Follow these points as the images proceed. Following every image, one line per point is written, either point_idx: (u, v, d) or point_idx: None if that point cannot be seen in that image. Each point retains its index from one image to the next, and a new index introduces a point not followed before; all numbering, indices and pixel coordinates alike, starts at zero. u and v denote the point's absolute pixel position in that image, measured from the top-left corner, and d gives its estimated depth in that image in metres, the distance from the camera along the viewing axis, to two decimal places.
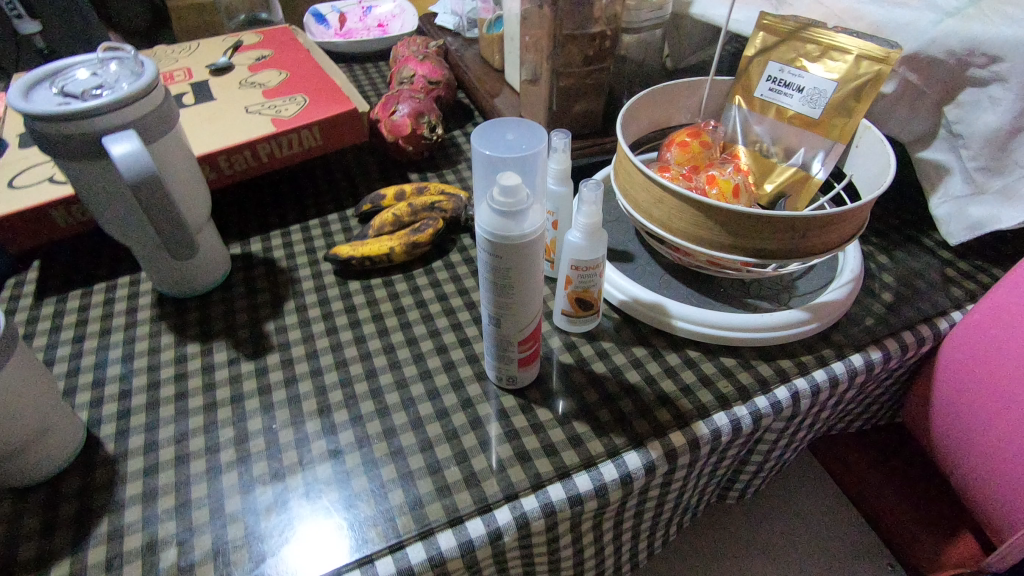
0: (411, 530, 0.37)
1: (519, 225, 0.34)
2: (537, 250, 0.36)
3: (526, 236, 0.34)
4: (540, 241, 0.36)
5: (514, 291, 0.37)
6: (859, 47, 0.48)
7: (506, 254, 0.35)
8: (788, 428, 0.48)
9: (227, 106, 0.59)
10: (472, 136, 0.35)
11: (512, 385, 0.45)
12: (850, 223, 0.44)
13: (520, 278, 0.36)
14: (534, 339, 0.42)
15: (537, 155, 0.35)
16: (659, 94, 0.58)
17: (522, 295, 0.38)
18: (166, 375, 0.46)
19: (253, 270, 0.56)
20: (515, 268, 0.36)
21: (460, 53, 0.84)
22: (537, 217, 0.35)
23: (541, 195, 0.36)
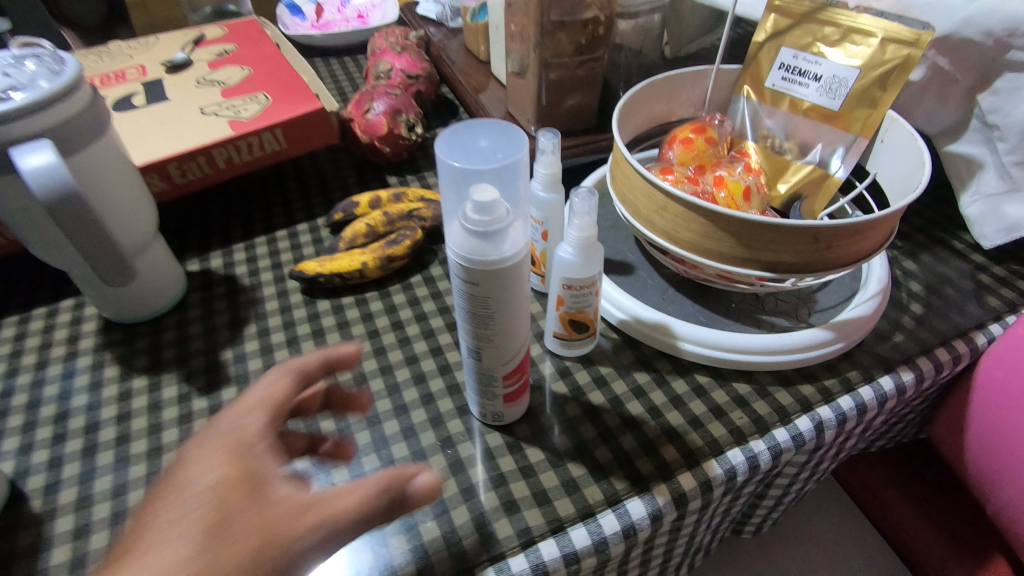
0: None
1: (499, 250, 0.29)
2: (520, 277, 0.30)
3: (509, 262, 0.29)
4: (523, 265, 0.30)
5: (496, 322, 0.32)
6: (885, 29, 0.42)
7: (485, 283, 0.30)
8: (809, 461, 0.43)
9: (181, 107, 0.53)
10: (437, 143, 0.30)
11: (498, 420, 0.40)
12: (881, 230, 0.38)
13: (502, 309, 0.31)
14: (523, 369, 0.37)
15: (519, 164, 0.29)
16: (659, 87, 0.52)
17: (505, 326, 0.32)
18: (107, 416, 0.41)
19: (212, 289, 0.50)
20: (495, 297, 0.30)
21: (443, 44, 0.79)
22: (518, 237, 0.29)
23: (523, 211, 0.31)
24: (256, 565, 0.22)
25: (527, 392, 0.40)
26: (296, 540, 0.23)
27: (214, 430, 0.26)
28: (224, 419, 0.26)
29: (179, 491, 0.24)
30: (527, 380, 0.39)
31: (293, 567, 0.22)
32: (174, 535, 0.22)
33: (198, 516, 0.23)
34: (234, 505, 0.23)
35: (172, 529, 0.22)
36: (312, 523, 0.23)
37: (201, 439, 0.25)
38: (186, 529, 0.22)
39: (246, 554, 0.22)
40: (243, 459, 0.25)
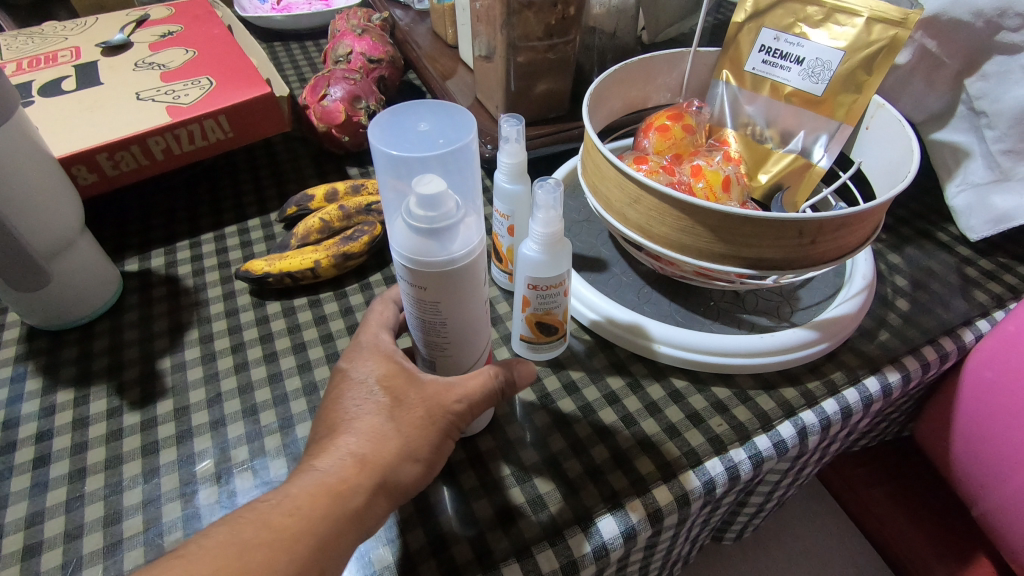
0: None
1: (449, 249, 0.25)
2: (476, 279, 0.27)
3: (461, 262, 0.26)
4: (477, 265, 0.27)
5: (451, 327, 0.29)
6: (870, 8, 0.40)
7: (436, 287, 0.27)
8: (792, 467, 0.41)
9: (114, 92, 0.49)
10: (371, 129, 0.26)
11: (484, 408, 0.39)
12: (867, 223, 0.35)
13: (457, 315, 0.28)
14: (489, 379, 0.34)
15: (465, 151, 0.26)
16: (633, 71, 0.49)
17: (462, 331, 0.29)
18: (26, 434, 0.37)
19: (151, 291, 0.46)
20: (449, 302, 0.27)
21: (410, 28, 0.75)
22: (470, 234, 0.26)
23: (475, 204, 0.27)
24: (434, 422, 0.28)
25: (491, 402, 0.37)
26: (454, 406, 0.29)
27: (358, 346, 0.31)
28: (363, 338, 0.31)
29: (354, 385, 0.29)
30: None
31: (452, 427, 0.29)
32: (368, 412, 0.28)
33: (375, 400, 0.28)
34: (400, 390, 0.29)
35: (365, 409, 0.28)
36: (457, 392, 0.29)
37: (350, 354, 0.31)
38: (372, 407, 0.28)
39: (421, 418, 0.28)
40: (393, 358, 0.30)
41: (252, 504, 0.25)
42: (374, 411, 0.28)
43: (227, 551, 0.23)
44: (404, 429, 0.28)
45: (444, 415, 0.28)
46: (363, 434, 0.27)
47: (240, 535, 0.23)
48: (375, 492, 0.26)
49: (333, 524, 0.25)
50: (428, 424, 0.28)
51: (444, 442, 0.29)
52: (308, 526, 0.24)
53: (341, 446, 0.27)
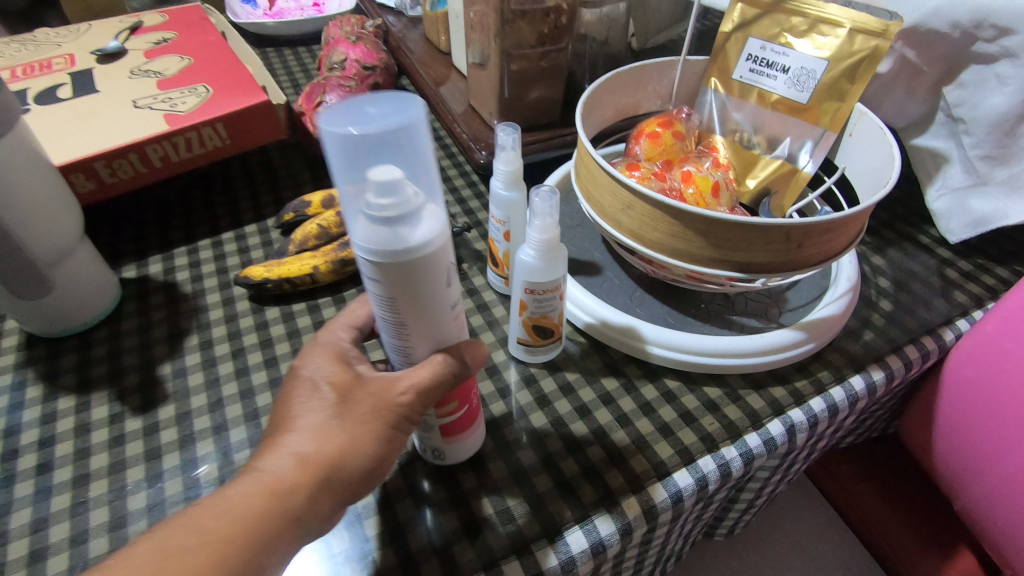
0: None
1: (412, 235, 0.25)
2: (441, 270, 0.27)
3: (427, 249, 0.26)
4: (440, 256, 0.27)
5: (418, 323, 0.28)
6: (852, 19, 0.41)
7: (391, 285, 0.26)
8: (782, 463, 0.42)
9: (111, 100, 0.49)
10: (320, 118, 0.26)
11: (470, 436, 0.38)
12: (852, 227, 0.37)
13: (415, 317, 0.28)
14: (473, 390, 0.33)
15: (415, 133, 0.26)
16: (625, 79, 0.50)
17: (430, 327, 0.29)
18: (28, 441, 0.37)
19: (150, 297, 0.46)
20: (407, 303, 0.27)
21: (402, 34, 0.75)
22: (431, 222, 0.26)
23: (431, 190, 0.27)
24: (381, 417, 0.28)
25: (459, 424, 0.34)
26: (399, 400, 0.28)
27: (351, 339, 0.32)
28: (360, 331, 0.32)
29: (305, 383, 0.29)
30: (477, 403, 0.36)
31: (400, 420, 0.29)
32: (318, 411, 0.28)
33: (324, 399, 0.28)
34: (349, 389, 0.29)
35: (315, 407, 0.28)
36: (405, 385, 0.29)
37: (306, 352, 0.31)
38: (319, 406, 0.28)
39: (368, 415, 0.28)
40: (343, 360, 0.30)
41: (207, 501, 0.26)
42: (322, 410, 0.28)
43: (174, 556, 0.23)
44: (350, 426, 0.28)
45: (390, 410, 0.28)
46: (309, 435, 0.27)
47: (187, 538, 0.24)
48: (323, 489, 0.26)
49: (280, 523, 0.25)
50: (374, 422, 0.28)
51: (395, 435, 0.29)
52: (251, 528, 0.24)
53: (287, 448, 0.27)
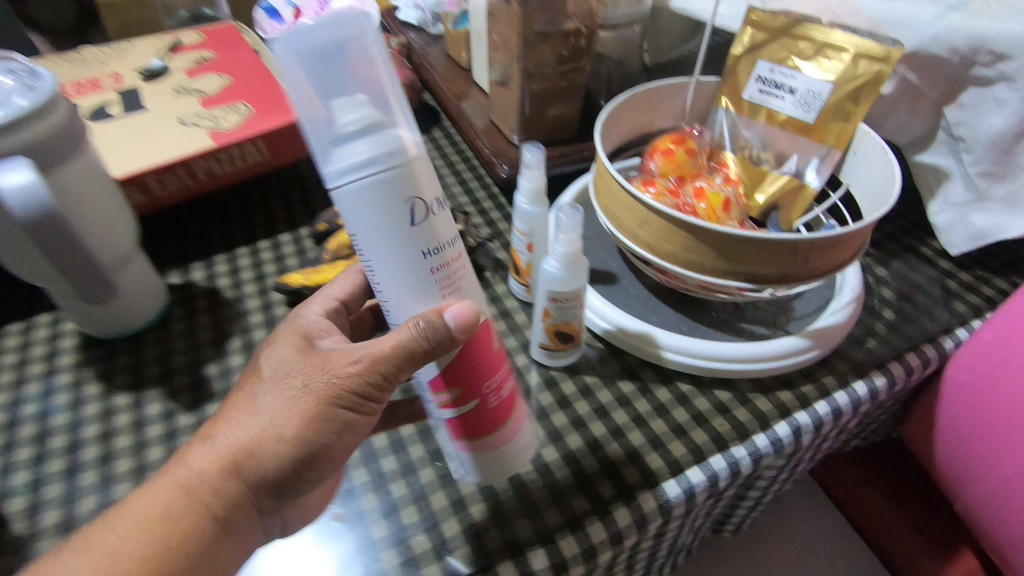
0: (394, 568, 0.34)
1: (363, 152, 0.26)
2: (400, 198, 0.27)
3: (383, 167, 0.26)
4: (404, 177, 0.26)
5: (396, 262, 0.28)
6: (856, 45, 0.44)
7: (353, 218, 0.27)
8: (788, 463, 0.44)
9: (159, 117, 0.52)
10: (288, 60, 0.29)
11: (519, 457, 0.36)
12: (855, 242, 0.39)
13: (386, 253, 0.28)
14: (488, 386, 0.32)
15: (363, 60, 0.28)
16: (640, 98, 0.53)
17: (408, 268, 0.29)
18: (89, 435, 0.40)
19: (194, 302, 0.50)
20: (376, 237, 0.28)
21: (425, 51, 0.79)
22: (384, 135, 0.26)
23: (397, 112, 0.28)
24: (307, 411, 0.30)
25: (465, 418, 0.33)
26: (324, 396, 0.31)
27: None
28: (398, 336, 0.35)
29: (258, 376, 0.33)
30: (511, 411, 0.34)
31: (330, 413, 0.31)
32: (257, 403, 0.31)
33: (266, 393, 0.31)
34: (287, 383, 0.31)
35: (257, 399, 0.31)
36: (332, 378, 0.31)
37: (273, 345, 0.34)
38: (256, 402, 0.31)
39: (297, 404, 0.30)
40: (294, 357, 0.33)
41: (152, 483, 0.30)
42: (263, 398, 0.31)
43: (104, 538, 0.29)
44: (278, 418, 0.30)
45: (317, 405, 0.30)
46: (242, 429, 0.30)
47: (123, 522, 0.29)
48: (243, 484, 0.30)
49: (196, 519, 0.29)
50: (301, 416, 0.30)
51: (329, 424, 0.31)
52: (174, 520, 0.29)
53: (215, 441, 0.31)
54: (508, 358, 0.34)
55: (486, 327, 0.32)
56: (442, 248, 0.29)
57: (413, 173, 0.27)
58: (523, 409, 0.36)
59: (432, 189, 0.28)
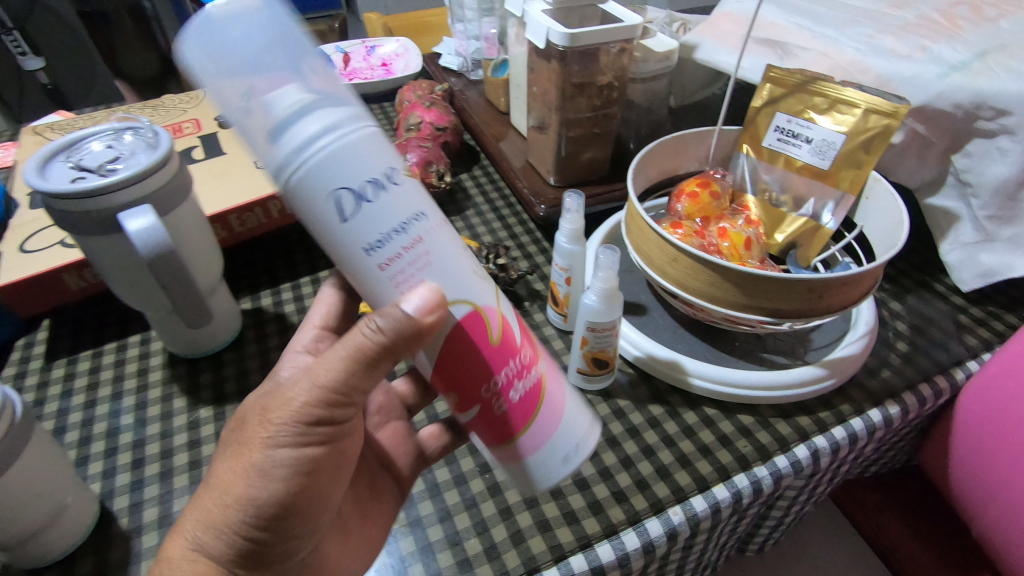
0: (450, 565, 0.39)
1: (277, 153, 0.27)
2: (320, 192, 0.27)
3: (293, 161, 0.27)
4: (326, 166, 0.27)
5: (336, 250, 0.30)
6: (866, 101, 0.48)
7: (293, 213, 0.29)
8: (808, 484, 0.48)
9: (238, 161, 0.59)
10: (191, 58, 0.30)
11: (556, 467, 0.35)
12: (866, 281, 0.43)
13: (327, 242, 0.29)
14: (485, 389, 0.33)
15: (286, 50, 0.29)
16: (668, 145, 0.58)
17: (350, 257, 0.30)
18: (179, 442, 0.46)
19: (264, 326, 0.55)
20: (313, 227, 0.29)
21: (464, 95, 0.85)
22: (307, 125, 0.27)
23: (322, 91, 0.29)
24: (255, 460, 0.31)
25: (477, 415, 0.34)
26: (268, 440, 0.31)
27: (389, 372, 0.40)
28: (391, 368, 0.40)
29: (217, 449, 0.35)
30: (529, 411, 0.33)
31: (275, 455, 0.31)
32: (214, 472, 0.33)
33: (219, 460, 0.33)
34: (239, 443, 0.33)
35: (214, 468, 0.33)
36: (275, 422, 0.32)
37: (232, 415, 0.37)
38: (212, 473, 0.33)
39: (248, 457, 0.31)
40: (240, 423, 0.35)
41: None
42: (219, 464, 0.33)
43: None
44: (232, 475, 0.31)
45: (261, 455, 0.31)
46: (202, 502, 0.32)
47: None
48: (221, 545, 0.31)
49: None
50: (248, 471, 0.31)
51: (283, 467, 0.31)
52: None
53: (185, 519, 0.32)
54: (518, 350, 0.33)
55: (475, 320, 0.31)
56: (389, 237, 0.29)
57: (326, 159, 0.27)
58: (557, 403, 0.34)
59: (360, 173, 0.28)
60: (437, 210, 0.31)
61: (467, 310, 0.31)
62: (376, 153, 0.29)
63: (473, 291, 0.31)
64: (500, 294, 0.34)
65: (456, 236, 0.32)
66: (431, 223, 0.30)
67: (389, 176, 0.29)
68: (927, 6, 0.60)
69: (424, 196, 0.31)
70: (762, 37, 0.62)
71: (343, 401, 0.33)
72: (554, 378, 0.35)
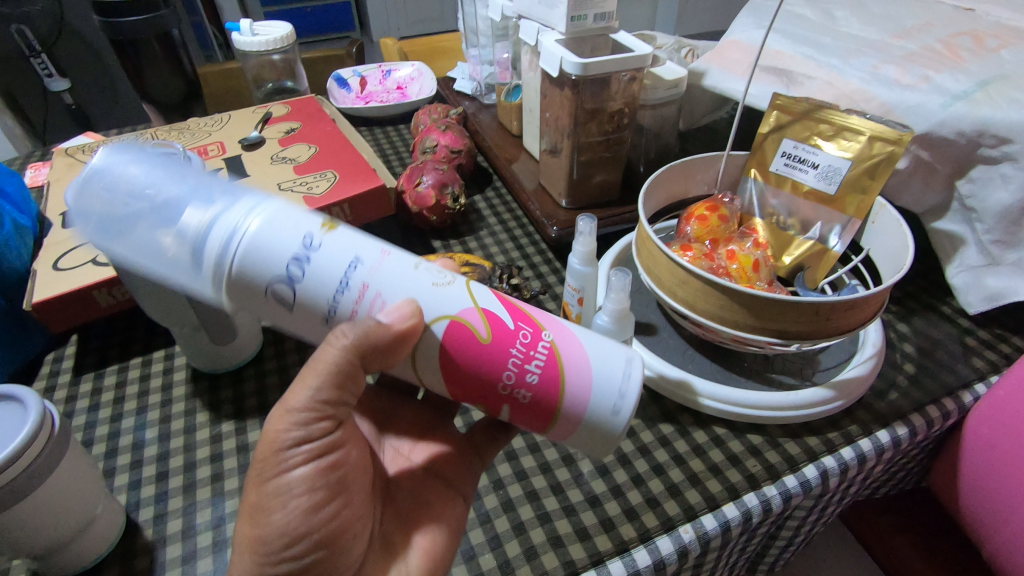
0: None
1: (206, 270, 0.31)
2: (261, 286, 0.31)
3: (225, 271, 0.31)
4: (248, 262, 0.30)
5: (296, 325, 0.33)
6: (872, 128, 0.50)
7: (253, 311, 0.33)
8: (817, 505, 0.48)
9: (262, 183, 0.62)
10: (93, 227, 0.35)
11: (612, 414, 0.33)
12: (873, 303, 0.44)
13: (286, 320, 0.33)
14: (502, 388, 0.33)
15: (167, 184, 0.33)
16: (677, 169, 0.60)
17: (310, 325, 0.33)
18: (202, 456, 0.47)
19: (284, 343, 0.57)
20: (271, 314, 0.33)
21: (478, 118, 0.88)
22: (212, 238, 0.30)
23: (210, 200, 0.32)
24: (259, 502, 0.33)
25: (514, 405, 0.34)
26: (262, 479, 0.33)
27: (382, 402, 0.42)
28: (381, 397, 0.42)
29: None
30: (556, 377, 0.33)
31: (269, 490, 0.33)
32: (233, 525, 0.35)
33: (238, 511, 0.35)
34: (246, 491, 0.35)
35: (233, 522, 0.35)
36: (267, 460, 0.33)
37: None
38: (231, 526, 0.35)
39: (255, 500, 0.33)
40: None
41: None
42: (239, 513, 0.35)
43: None
44: (249, 520, 0.33)
45: (256, 495, 0.33)
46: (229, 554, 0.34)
47: None
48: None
49: None
50: (254, 514, 0.33)
51: (283, 498, 0.33)
52: None
53: None
54: (514, 336, 0.33)
55: (457, 330, 0.33)
56: (337, 298, 0.32)
57: (247, 268, 0.31)
58: (579, 359, 0.33)
59: (281, 256, 0.31)
60: (374, 247, 0.33)
61: (446, 324, 0.33)
62: (288, 225, 0.31)
63: (443, 305, 0.33)
64: (471, 289, 0.34)
65: (404, 257, 0.33)
66: (370, 263, 0.32)
67: (306, 248, 0.30)
68: (930, 36, 0.62)
69: (355, 240, 0.32)
70: (769, 65, 0.64)
71: (322, 413, 0.34)
72: (566, 336, 0.34)
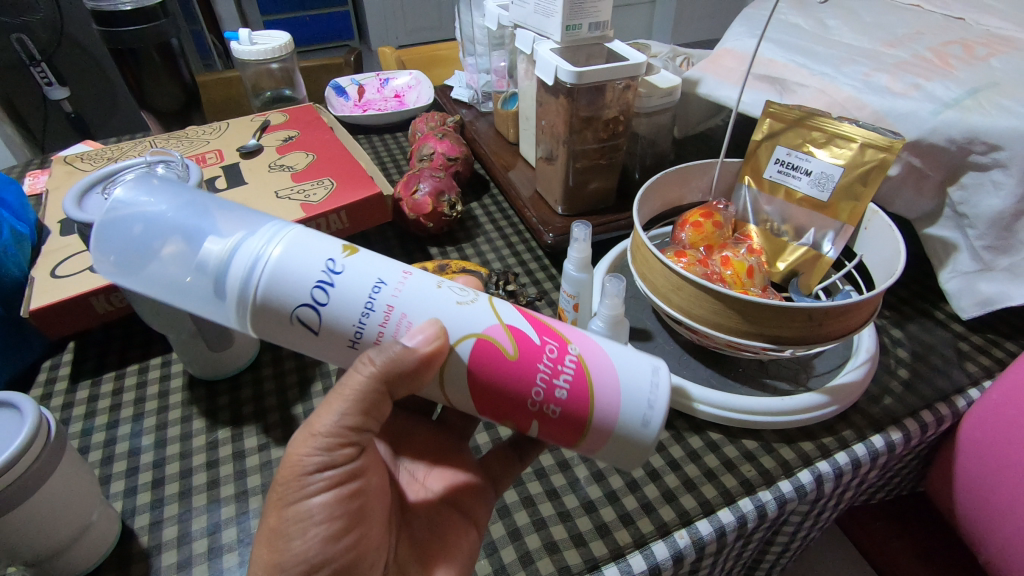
0: None
1: (230, 297, 0.31)
2: (286, 311, 0.31)
3: (250, 296, 0.31)
4: (274, 286, 0.31)
5: (320, 351, 0.33)
6: (863, 135, 0.50)
7: (277, 339, 0.33)
8: (812, 510, 0.48)
9: (260, 191, 0.62)
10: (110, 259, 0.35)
11: (642, 429, 0.33)
12: (867, 308, 0.44)
13: (310, 346, 0.33)
14: (531, 403, 0.33)
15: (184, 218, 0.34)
16: (672, 176, 0.61)
17: (333, 350, 0.33)
18: (198, 462, 0.47)
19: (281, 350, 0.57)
20: (295, 340, 0.33)
21: (475, 126, 0.89)
22: (237, 265, 0.31)
23: (229, 231, 0.33)
24: (277, 526, 0.33)
25: (543, 420, 0.34)
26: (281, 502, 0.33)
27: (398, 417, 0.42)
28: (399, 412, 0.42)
29: None
30: (585, 391, 0.33)
31: (289, 515, 0.33)
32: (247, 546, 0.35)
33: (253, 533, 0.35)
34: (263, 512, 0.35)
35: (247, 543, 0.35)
36: (287, 485, 0.33)
37: None
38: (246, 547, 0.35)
39: (272, 524, 0.33)
40: None
41: None
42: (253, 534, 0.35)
43: None
44: (265, 543, 0.33)
45: (275, 519, 0.33)
46: None
47: None
48: None
49: None
50: (271, 537, 0.33)
51: (303, 523, 0.33)
52: None
53: None
54: (541, 351, 0.33)
55: (483, 347, 0.33)
56: (362, 322, 0.32)
57: (274, 295, 0.31)
58: (607, 372, 0.33)
59: (306, 280, 0.31)
60: (395, 269, 0.33)
61: (472, 343, 0.33)
62: (311, 249, 0.32)
63: (467, 324, 0.33)
64: (495, 308, 0.35)
65: (427, 278, 0.34)
66: (393, 284, 0.33)
67: (329, 272, 0.31)
68: (921, 45, 0.62)
69: (377, 262, 0.33)
70: (762, 73, 0.65)
71: (345, 440, 0.34)
72: (592, 349, 0.34)
